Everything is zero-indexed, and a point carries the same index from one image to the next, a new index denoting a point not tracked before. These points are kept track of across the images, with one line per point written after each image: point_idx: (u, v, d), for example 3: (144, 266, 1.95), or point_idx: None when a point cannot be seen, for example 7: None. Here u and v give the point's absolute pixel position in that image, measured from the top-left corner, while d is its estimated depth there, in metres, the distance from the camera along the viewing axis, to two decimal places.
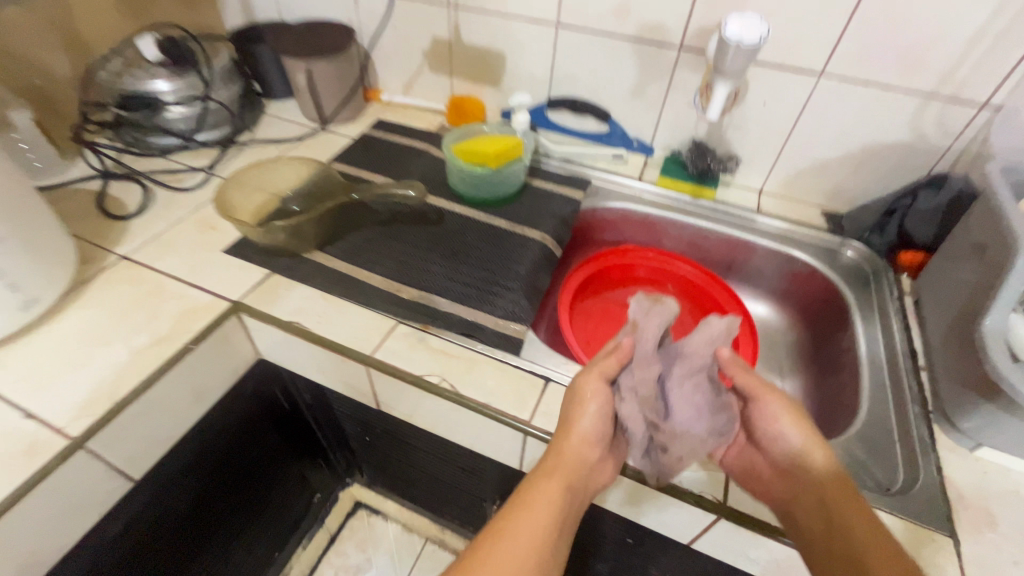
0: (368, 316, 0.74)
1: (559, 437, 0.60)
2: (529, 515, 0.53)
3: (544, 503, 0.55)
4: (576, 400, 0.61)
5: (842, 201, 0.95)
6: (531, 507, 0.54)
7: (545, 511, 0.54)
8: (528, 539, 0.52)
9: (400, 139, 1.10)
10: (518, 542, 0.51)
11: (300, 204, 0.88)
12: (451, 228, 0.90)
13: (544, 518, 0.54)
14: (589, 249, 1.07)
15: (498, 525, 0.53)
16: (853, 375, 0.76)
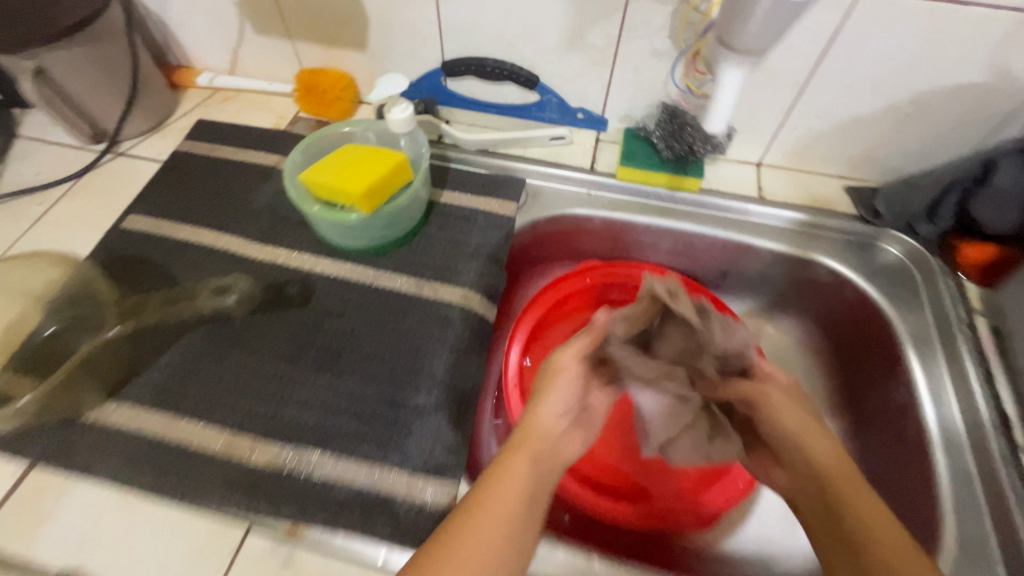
0: (202, 525, 0.47)
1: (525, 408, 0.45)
2: (506, 490, 0.39)
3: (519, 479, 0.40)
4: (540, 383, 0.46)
5: (871, 168, 0.69)
6: (504, 477, 0.40)
7: (520, 488, 0.39)
8: (508, 517, 0.37)
9: (233, 153, 0.73)
10: (492, 528, 0.37)
11: (70, 321, 0.55)
12: (325, 310, 0.60)
13: (521, 490, 0.39)
14: (535, 274, 0.77)
15: (466, 509, 0.38)
16: (915, 453, 0.56)
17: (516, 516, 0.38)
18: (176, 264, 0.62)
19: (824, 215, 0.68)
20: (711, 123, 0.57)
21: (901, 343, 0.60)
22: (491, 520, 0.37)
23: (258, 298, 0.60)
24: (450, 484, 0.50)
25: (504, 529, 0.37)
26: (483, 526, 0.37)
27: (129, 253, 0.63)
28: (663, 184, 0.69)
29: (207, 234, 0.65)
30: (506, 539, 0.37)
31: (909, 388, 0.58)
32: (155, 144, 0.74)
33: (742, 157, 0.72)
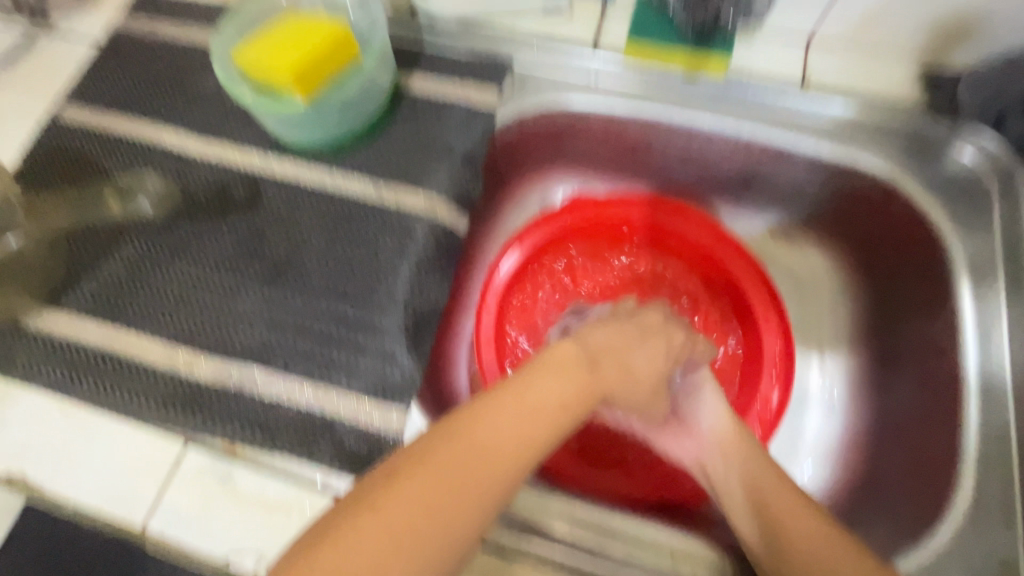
0: (145, 437, 0.45)
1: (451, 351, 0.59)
2: (535, 405, 0.38)
3: (557, 378, 0.40)
4: (461, 312, 0.62)
5: (958, 45, 0.53)
6: (525, 394, 0.38)
7: (536, 418, 0.37)
8: (513, 449, 0.35)
9: (173, 28, 0.63)
10: (516, 407, 0.36)
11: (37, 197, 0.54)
12: (274, 216, 0.53)
13: (533, 431, 0.36)
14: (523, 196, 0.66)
15: (450, 432, 0.34)
16: (941, 399, 0.48)
17: (494, 490, 0.33)
18: (114, 161, 0.56)
19: (885, 108, 0.54)
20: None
21: (953, 272, 0.49)
22: (524, 401, 0.37)
23: (199, 202, 0.54)
24: (400, 413, 0.45)
25: (505, 456, 0.34)
26: (473, 456, 0.33)
27: (61, 147, 0.56)
28: (681, 67, 0.56)
29: (146, 125, 0.57)
30: (514, 460, 0.35)
31: (951, 325, 0.49)
32: (90, 19, 0.65)
33: (789, 33, 0.56)
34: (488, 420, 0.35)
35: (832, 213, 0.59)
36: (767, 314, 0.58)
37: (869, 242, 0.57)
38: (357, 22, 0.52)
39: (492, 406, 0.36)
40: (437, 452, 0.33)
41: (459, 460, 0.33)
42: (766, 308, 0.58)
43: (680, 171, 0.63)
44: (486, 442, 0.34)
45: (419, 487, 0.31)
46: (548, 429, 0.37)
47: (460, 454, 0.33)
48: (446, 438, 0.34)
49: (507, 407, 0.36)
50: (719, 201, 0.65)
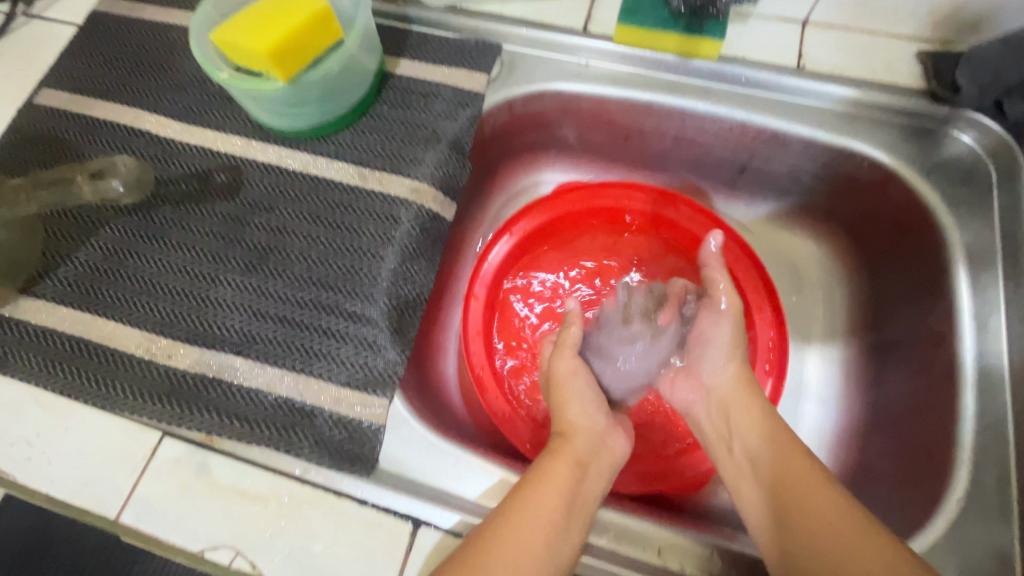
0: (120, 426, 0.43)
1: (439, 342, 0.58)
2: (550, 490, 0.40)
3: (568, 465, 0.42)
4: (449, 302, 0.61)
5: (957, 24, 0.51)
6: (544, 475, 0.41)
7: (559, 486, 0.40)
8: (548, 513, 0.38)
9: (155, 11, 0.61)
10: (550, 491, 0.40)
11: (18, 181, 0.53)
12: (255, 203, 0.52)
13: (557, 504, 0.39)
14: (512, 183, 0.65)
15: (494, 523, 0.38)
16: (936, 387, 0.47)
17: (533, 539, 0.37)
18: (93, 146, 0.55)
19: (882, 90, 0.52)
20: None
21: (950, 257, 0.48)
22: (546, 481, 0.40)
23: (179, 188, 0.52)
24: (382, 402, 0.44)
25: (545, 518, 0.38)
26: (512, 537, 0.37)
27: (40, 132, 0.55)
28: (671, 49, 0.54)
29: (126, 110, 0.56)
30: (548, 521, 0.38)
31: (948, 312, 0.48)
32: (71, 3, 0.64)
33: (783, 14, 0.55)
34: (532, 495, 0.39)
35: (827, 199, 0.58)
36: (760, 305, 0.57)
37: (866, 228, 0.56)
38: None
39: (527, 488, 0.40)
40: (490, 527, 0.37)
41: (505, 544, 0.36)
42: (760, 298, 0.57)
43: (672, 157, 0.62)
44: (528, 530, 0.37)
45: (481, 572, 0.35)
46: (563, 505, 0.39)
47: (505, 545, 0.36)
48: (490, 525, 0.37)
49: (538, 489, 0.40)
50: (713, 188, 0.64)
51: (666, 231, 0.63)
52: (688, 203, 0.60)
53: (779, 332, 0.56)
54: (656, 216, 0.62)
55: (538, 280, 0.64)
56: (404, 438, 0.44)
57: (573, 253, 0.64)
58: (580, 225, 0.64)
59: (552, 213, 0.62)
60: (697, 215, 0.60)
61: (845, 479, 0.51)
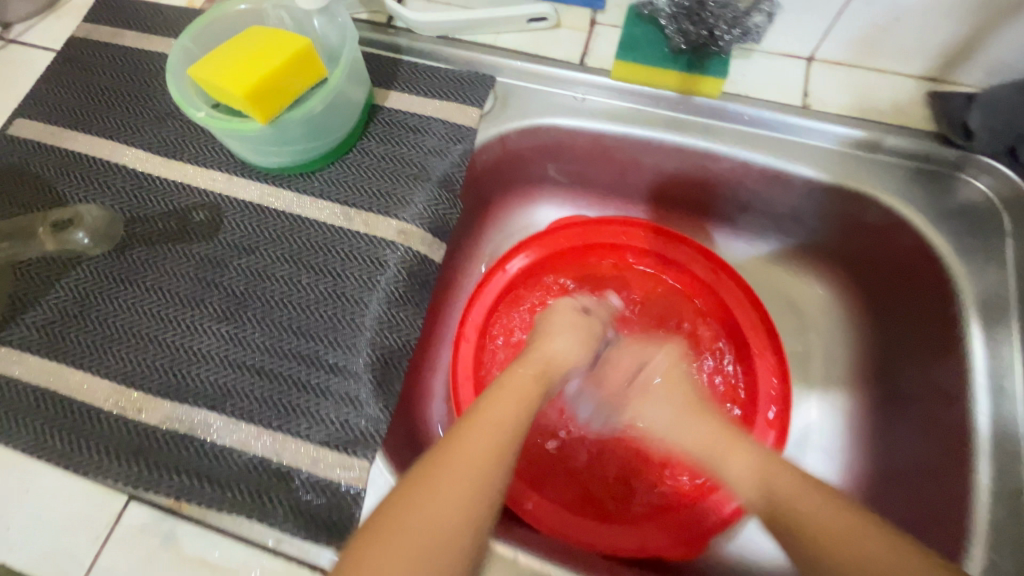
0: (84, 488, 0.41)
1: (426, 388, 0.55)
2: (510, 408, 0.38)
3: (533, 380, 0.42)
4: (438, 343, 0.58)
5: (969, 66, 0.49)
6: (506, 394, 0.39)
7: (522, 405, 0.39)
8: (502, 426, 0.36)
9: (137, 38, 0.59)
10: (508, 407, 0.38)
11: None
12: (235, 244, 0.49)
13: (517, 422, 0.37)
14: (505, 217, 0.63)
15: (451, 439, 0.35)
16: (949, 449, 0.44)
17: (487, 451, 0.34)
18: (68, 181, 0.52)
19: (890, 132, 0.50)
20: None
21: (963, 310, 0.46)
22: (505, 399, 0.39)
23: (156, 227, 0.50)
24: (363, 463, 0.42)
25: (498, 435, 0.35)
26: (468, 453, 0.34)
27: (14, 166, 0.53)
28: (671, 86, 0.52)
29: (103, 143, 0.54)
30: (499, 434, 0.36)
31: (960, 368, 0.45)
32: (51, 28, 0.61)
33: (787, 50, 0.53)
34: (489, 411, 0.37)
35: (832, 241, 0.55)
36: (761, 350, 0.55)
37: (873, 272, 0.54)
38: (324, 33, 0.49)
39: (489, 403, 0.38)
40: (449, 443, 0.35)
41: (462, 456, 0.34)
42: (762, 343, 0.55)
43: (672, 193, 0.59)
44: (471, 447, 0.34)
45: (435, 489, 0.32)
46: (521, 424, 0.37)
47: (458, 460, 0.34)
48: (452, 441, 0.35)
49: (500, 404, 0.38)
50: (714, 225, 0.61)
51: (665, 269, 0.61)
52: (688, 242, 0.58)
53: (782, 379, 0.54)
54: (657, 255, 0.60)
55: (531, 318, 0.61)
56: None
57: (567, 291, 0.62)
58: (576, 262, 0.62)
59: (546, 249, 0.59)
60: (698, 254, 0.58)
61: None
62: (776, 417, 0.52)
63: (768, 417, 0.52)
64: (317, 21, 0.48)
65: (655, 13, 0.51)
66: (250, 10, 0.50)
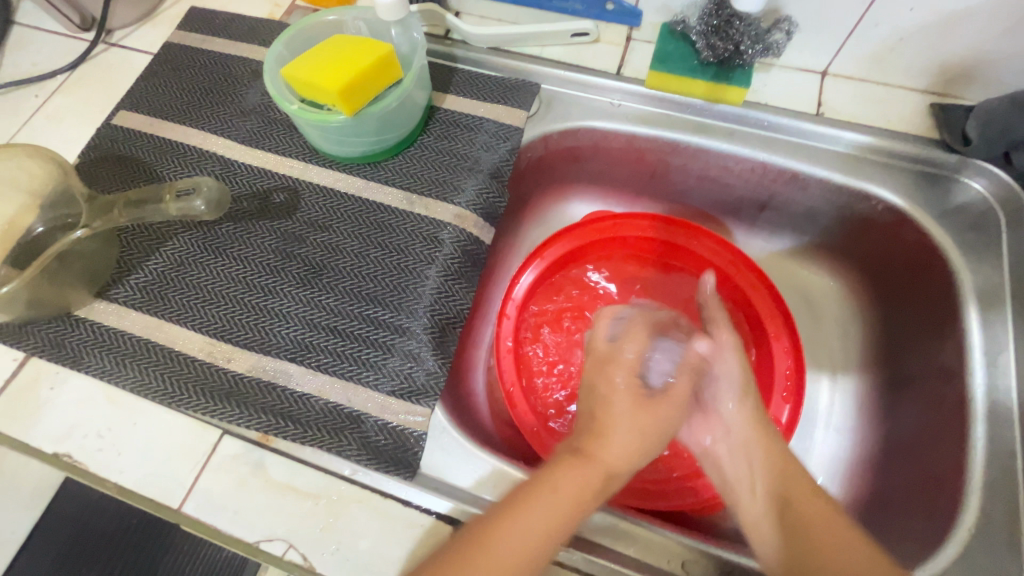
0: (185, 423, 0.47)
1: (469, 357, 0.61)
2: (543, 522, 0.35)
3: (583, 487, 0.37)
4: (480, 319, 0.65)
5: (967, 82, 0.55)
6: (547, 500, 0.36)
7: (552, 527, 0.36)
8: (527, 552, 0.34)
9: (224, 44, 0.67)
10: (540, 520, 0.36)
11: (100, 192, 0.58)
12: (311, 221, 0.56)
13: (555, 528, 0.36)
14: (542, 210, 0.70)
15: (472, 550, 0.34)
16: (948, 421, 0.49)
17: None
18: (166, 164, 0.60)
19: (896, 138, 0.56)
20: (747, 1, 0.52)
21: (961, 296, 0.51)
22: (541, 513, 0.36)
23: (242, 206, 0.57)
24: (424, 411, 0.47)
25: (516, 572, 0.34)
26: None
27: (119, 150, 0.61)
28: (699, 95, 0.59)
29: (196, 133, 0.61)
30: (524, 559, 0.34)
31: (959, 348, 0.50)
32: (148, 34, 0.70)
33: (803, 65, 0.59)
34: (517, 525, 0.35)
35: (843, 237, 0.61)
36: (777, 334, 0.60)
37: (881, 265, 0.59)
38: (398, 43, 0.56)
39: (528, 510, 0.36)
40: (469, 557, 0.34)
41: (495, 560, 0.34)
42: (778, 326, 0.60)
43: (695, 192, 0.65)
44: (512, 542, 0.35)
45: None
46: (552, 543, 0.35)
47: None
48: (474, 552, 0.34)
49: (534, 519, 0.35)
50: (734, 222, 0.67)
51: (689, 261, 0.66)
52: (711, 233, 0.64)
53: (798, 360, 0.59)
54: (682, 248, 0.65)
55: (563, 303, 0.67)
56: (444, 446, 0.48)
57: (597, 278, 0.68)
58: (606, 253, 0.68)
59: (580, 239, 0.65)
60: (720, 247, 0.63)
61: (858, 508, 0.54)
62: (790, 393, 0.57)
63: (783, 392, 0.58)
64: (394, 32, 0.56)
65: (687, 29, 0.58)
66: (335, 21, 0.58)
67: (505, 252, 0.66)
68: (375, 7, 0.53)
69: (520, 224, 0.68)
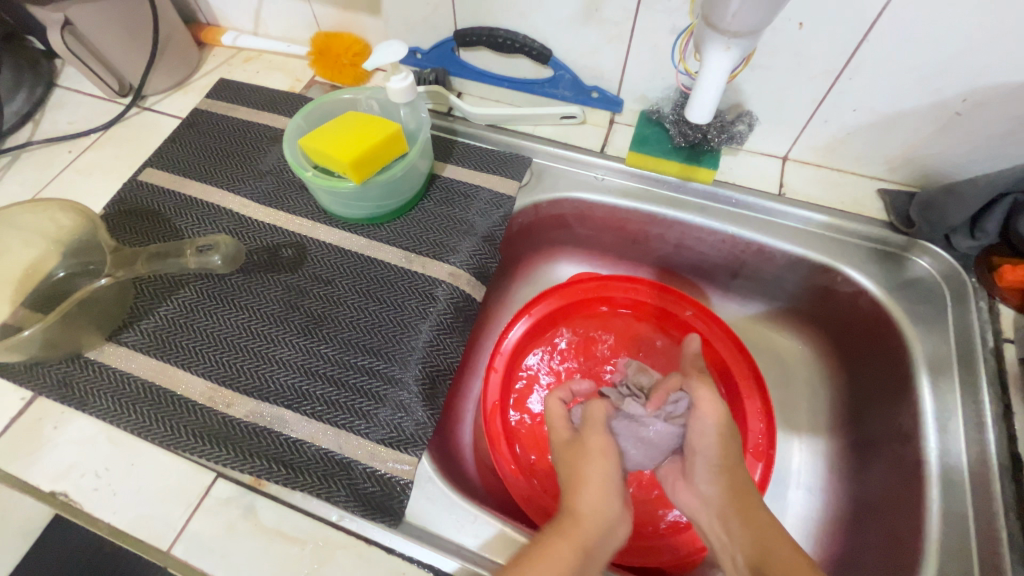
0: (181, 464, 0.49)
1: (458, 408, 0.64)
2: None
3: (561, 563, 0.40)
4: (470, 370, 0.68)
5: (911, 171, 0.62)
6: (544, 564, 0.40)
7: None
8: None
9: (247, 113, 0.74)
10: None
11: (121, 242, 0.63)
12: (316, 275, 0.61)
13: None
14: (532, 270, 0.75)
15: None
16: (909, 483, 0.52)
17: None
18: (184, 218, 0.65)
19: (850, 218, 0.62)
20: (695, 112, 0.49)
21: (915, 364, 0.55)
22: None
23: (254, 259, 0.61)
24: (412, 459, 0.50)
25: None
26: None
27: (142, 204, 0.66)
28: (674, 174, 0.65)
29: (215, 190, 0.67)
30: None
31: (914, 412, 0.54)
32: (178, 100, 0.77)
33: (767, 150, 0.67)
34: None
35: (809, 304, 0.66)
36: (750, 394, 0.64)
37: (845, 331, 0.64)
38: (405, 120, 0.63)
39: (528, 574, 0.39)
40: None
41: None
42: (750, 386, 0.64)
43: (673, 259, 0.71)
44: None
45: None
46: None
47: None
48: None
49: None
50: (710, 287, 0.73)
51: (666, 321, 0.71)
52: (685, 297, 0.69)
53: (770, 420, 0.62)
54: (661, 309, 0.70)
55: (548, 357, 0.71)
56: (430, 495, 0.50)
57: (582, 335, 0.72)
58: (591, 312, 0.72)
59: (566, 297, 0.70)
60: (693, 309, 0.68)
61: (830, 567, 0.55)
62: (762, 450, 0.60)
63: (755, 450, 0.61)
64: (402, 111, 0.63)
65: (662, 117, 0.66)
66: (350, 99, 0.65)
67: (496, 308, 0.71)
68: (386, 90, 0.60)
69: (511, 281, 0.73)
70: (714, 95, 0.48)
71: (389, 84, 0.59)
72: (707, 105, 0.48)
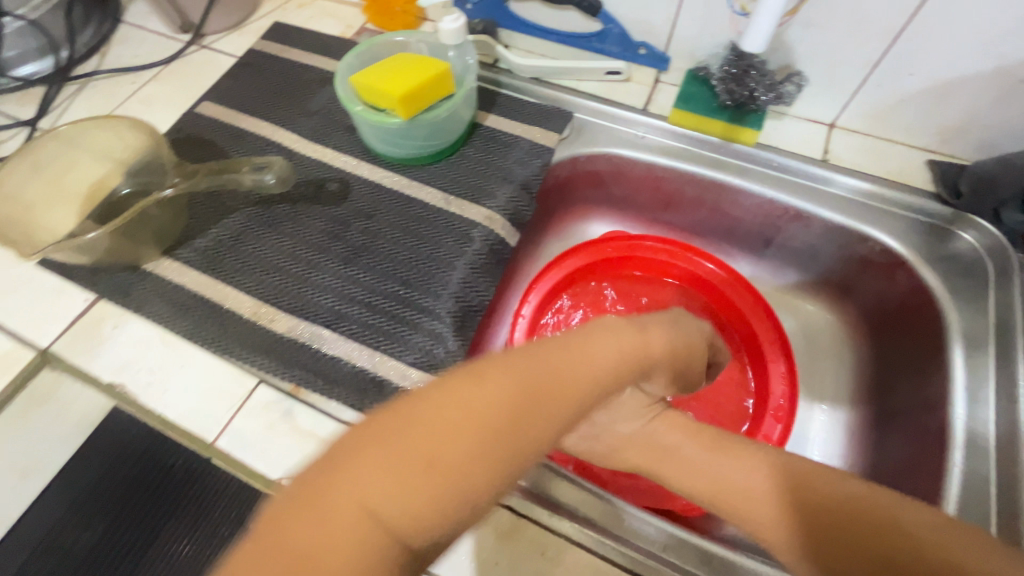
0: (225, 369, 0.53)
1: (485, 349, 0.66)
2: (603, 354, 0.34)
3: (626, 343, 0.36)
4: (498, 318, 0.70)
5: (964, 142, 0.61)
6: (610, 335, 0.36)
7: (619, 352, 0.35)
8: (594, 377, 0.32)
9: (300, 55, 0.77)
10: (587, 371, 0.32)
11: None
12: (358, 210, 0.63)
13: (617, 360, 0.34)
14: (564, 226, 0.76)
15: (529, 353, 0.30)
16: (931, 449, 0.52)
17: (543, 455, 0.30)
18: (237, 149, 0.68)
19: (895, 188, 0.61)
20: (752, 41, 0.54)
21: (949, 334, 0.54)
22: (587, 356, 0.33)
23: (300, 191, 0.64)
24: None
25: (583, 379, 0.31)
26: (523, 432, 0.27)
27: (198, 134, 0.69)
28: (716, 133, 0.65)
29: (267, 125, 0.70)
30: (582, 402, 0.31)
31: (943, 380, 0.53)
32: (235, 39, 0.80)
33: (814, 116, 0.66)
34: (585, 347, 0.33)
35: (844, 275, 0.65)
36: (774, 358, 0.64)
37: (879, 303, 0.63)
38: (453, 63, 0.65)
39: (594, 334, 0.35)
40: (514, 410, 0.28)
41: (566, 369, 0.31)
42: (774, 351, 0.64)
43: (706, 224, 0.71)
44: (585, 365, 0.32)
45: (436, 443, 0.25)
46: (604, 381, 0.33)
47: (507, 437, 0.27)
48: (528, 385, 0.28)
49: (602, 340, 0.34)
50: (743, 255, 0.72)
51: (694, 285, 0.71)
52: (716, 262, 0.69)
53: (793, 385, 0.62)
54: (690, 273, 0.70)
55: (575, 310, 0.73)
56: None
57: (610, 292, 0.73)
58: (620, 271, 0.73)
59: (596, 254, 0.71)
60: (723, 273, 0.68)
61: None
62: None
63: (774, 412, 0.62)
64: (451, 54, 0.65)
65: (708, 75, 0.66)
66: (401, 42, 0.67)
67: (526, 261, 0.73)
68: (437, 30, 0.61)
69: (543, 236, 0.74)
70: (769, 25, 0.52)
71: (441, 25, 0.61)
72: (762, 34, 0.53)
